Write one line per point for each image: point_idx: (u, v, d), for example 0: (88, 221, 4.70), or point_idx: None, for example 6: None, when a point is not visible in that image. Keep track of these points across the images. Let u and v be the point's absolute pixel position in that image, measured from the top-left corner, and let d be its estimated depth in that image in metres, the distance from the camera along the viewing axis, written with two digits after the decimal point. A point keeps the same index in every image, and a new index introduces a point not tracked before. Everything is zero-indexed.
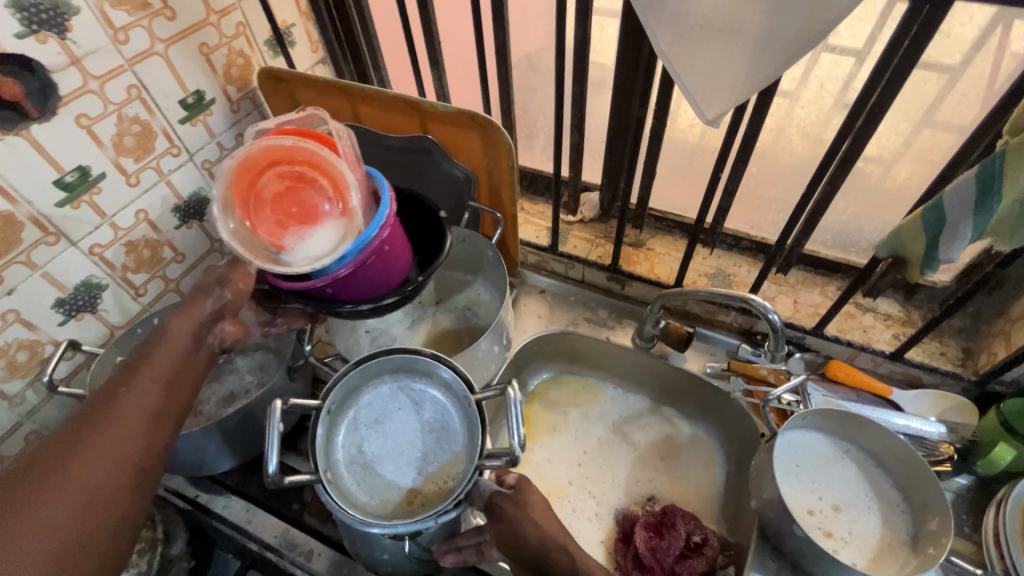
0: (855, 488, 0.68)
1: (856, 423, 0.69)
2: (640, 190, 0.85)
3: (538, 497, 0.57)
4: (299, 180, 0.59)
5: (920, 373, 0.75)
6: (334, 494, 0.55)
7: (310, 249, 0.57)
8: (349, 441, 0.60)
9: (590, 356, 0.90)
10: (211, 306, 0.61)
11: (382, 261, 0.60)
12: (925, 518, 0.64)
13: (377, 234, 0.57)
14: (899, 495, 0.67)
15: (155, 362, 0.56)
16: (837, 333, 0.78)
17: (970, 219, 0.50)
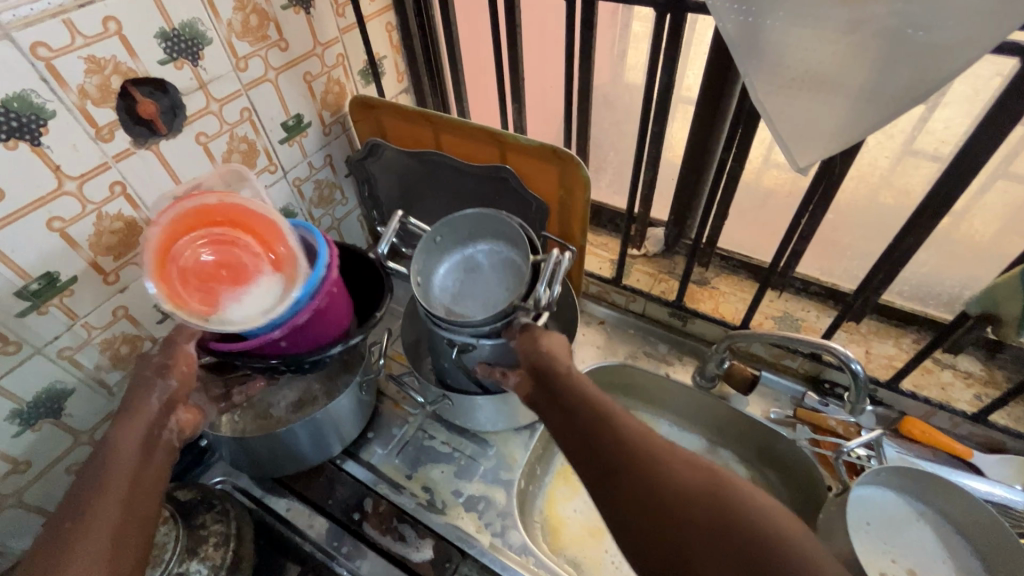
0: (931, 553, 0.65)
1: (932, 483, 0.66)
2: (710, 229, 0.85)
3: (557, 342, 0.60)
4: (221, 240, 0.61)
5: (1003, 438, 0.71)
6: (421, 293, 0.66)
7: (256, 306, 0.60)
8: (445, 277, 0.71)
9: (648, 391, 0.90)
10: (159, 398, 0.59)
11: (331, 302, 0.65)
12: None
13: (325, 272, 0.63)
14: (981, 565, 0.63)
15: (114, 471, 0.52)
16: (913, 389, 0.75)
17: None
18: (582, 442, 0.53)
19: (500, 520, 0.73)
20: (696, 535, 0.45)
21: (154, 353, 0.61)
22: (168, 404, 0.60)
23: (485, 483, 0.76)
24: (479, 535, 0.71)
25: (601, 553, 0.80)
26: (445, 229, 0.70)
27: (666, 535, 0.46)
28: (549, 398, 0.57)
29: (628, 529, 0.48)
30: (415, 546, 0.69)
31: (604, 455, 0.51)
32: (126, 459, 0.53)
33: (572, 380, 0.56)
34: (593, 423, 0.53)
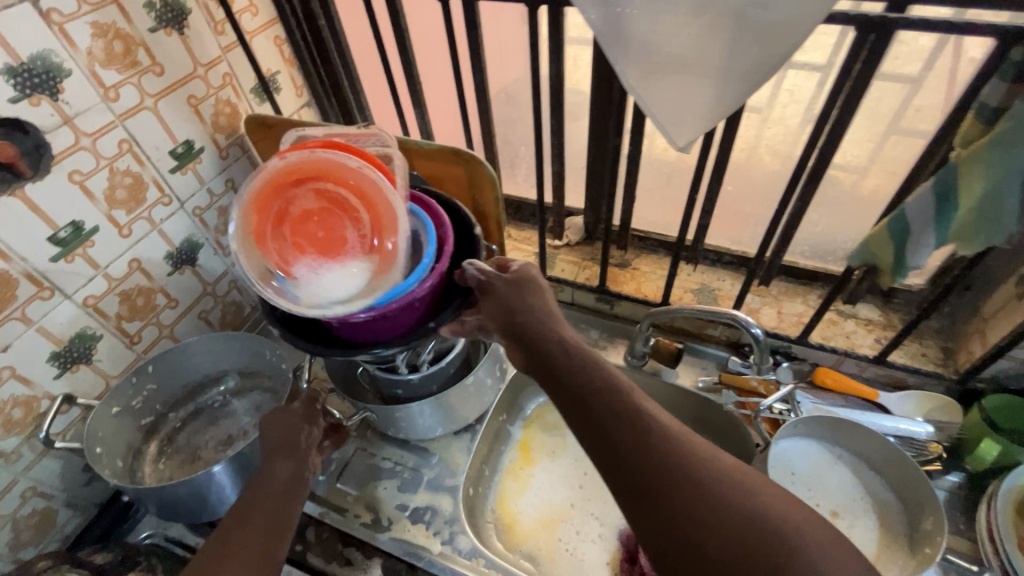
0: (850, 493, 0.70)
1: (842, 426, 0.71)
2: (623, 213, 0.88)
3: (533, 288, 0.53)
4: (338, 203, 0.52)
5: (904, 375, 0.77)
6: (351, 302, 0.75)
7: (321, 291, 0.50)
8: None
9: None
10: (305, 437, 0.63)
11: (405, 313, 0.53)
12: (919, 518, 0.65)
13: (415, 280, 0.51)
14: (895, 497, 0.69)
15: (276, 482, 0.58)
16: (821, 340, 0.80)
17: (932, 226, 0.54)
18: (571, 394, 0.47)
19: (448, 527, 0.72)
20: (704, 488, 0.40)
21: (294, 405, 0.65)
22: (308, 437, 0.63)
23: (430, 493, 0.75)
24: (430, 545, 0.70)
25: (555, 542, 0.81)
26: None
27: (664, 490, 0.40)
28: (533, 352, 0.50)
29: (620, 479, 0.43)
30: (364, 568, 0.69)
31: (603, 408, 0.45)
32: (281, 481, 0.59)
33: (559, 337, 0.50)
34: (588, 379, 0.47)
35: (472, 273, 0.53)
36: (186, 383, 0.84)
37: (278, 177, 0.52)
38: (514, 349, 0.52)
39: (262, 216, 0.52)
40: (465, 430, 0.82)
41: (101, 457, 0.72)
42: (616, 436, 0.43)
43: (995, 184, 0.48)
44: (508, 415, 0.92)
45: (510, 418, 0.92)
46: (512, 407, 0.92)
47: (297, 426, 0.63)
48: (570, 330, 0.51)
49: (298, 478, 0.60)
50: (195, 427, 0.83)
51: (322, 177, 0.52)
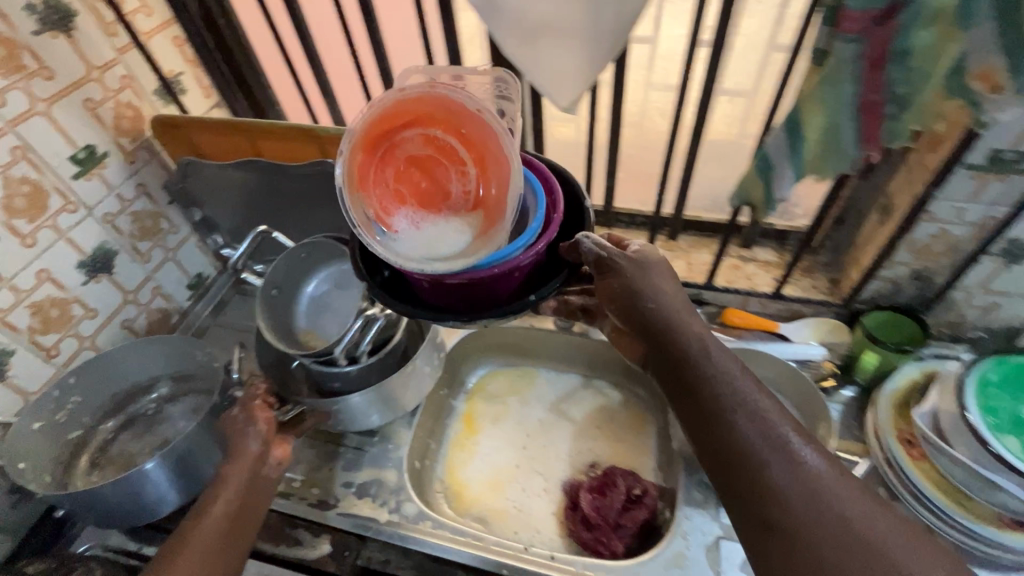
0: None
1: (747, 356, 0.78)
2: None
3: (658, 268, 0.57)
4: (443, 151, 0.52)
5: (800, 306, 0.85)
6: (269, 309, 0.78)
7: (419, 243, 0.52)
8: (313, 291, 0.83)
9: (522, 344, 0.98)
10: (255, 439, 0.66)
11: (502, 280, 0.54)
12: (818, 429, 0.73)
13: (522, 247, 0.52)
14: (798, 414, 0.76)
15: (231, 482, 0.62)
16: (726, 284, 0.88)
17: (788, 161, 0.60)
18: (676, 378, 0.54)
19: (393, 497, 0.74)
20: (777, 478, 0.46)
21: (235, 411, 0.68)
22: (264, 448, 0.66)
23: (375, 468, 0.77)
24: (376, 515, 0.72)
25: (503, 501, 0.85)
26: (311, 249, 0.80)
27: (748, 476, 0.47)
28: (648, 336, 0.56)
29: (709, 455, 0.51)
30: (312, 545, 0.70)
31: (704, 397, 0.51)
32: (236, 480, 0.62)
33: (667, 333, 0.55)
34: (712, 389, 0.51)
35: (591, 249, 0.55)
36: (114, 393, 0.82)
37: (388, 115, 0.52)
38: (630, 329, 0.58)
39: (364, 153, 0.52)
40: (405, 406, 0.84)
41: (26, 472, 0.71)
42: (727, 443, 0.49)
43: (831, 117, 0.55)
44: (450, 390, 0.95)
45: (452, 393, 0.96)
46: (453, 381, 0.96)
47: (252, 439, 0.66)
48: (701, 325, 0.55)
49: (256, 489, 0.63)
50: (128, 436, 0.82)
51: (444, 117, 0.52)
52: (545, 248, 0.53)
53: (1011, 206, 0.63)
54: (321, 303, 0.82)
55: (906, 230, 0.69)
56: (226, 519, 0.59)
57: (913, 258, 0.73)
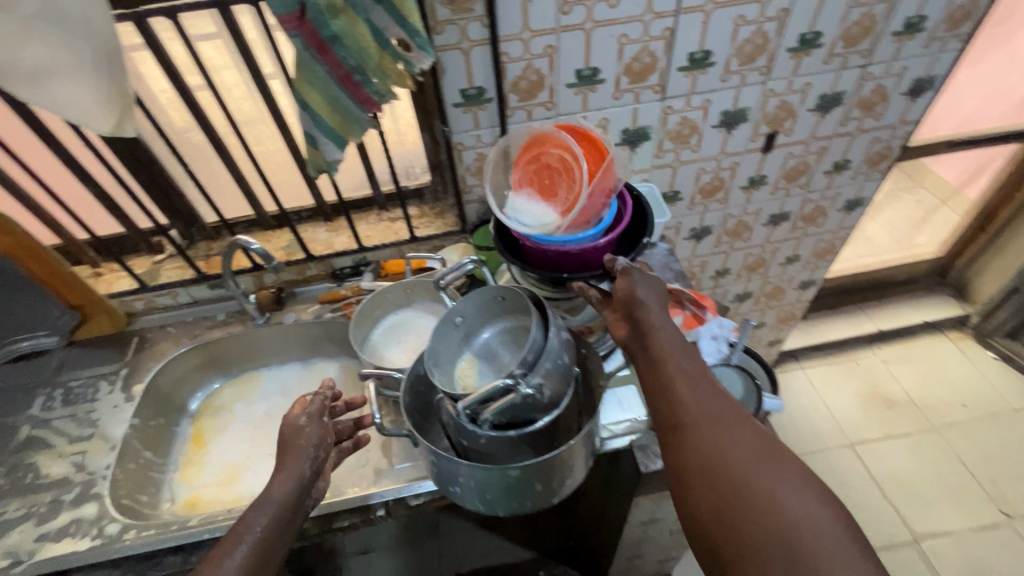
0: (426, 320, 0.96)
1: (403, 287, 0.96)
2: (191, 207, 1.01)
3: (647, 282, 0.67)
4: (556, 172, 0.79)
5: (439, 241, 1.06)
6: (469, 327, 0.74)
7: (513, 213, 0.78)
8: (491, 338, 0.74)
9: (232, 354, 1.05)
10: (310, 462, 0.66)
11: (557, 258, 0.76)
12: None
13: (559, 244, 0.74)
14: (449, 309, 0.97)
15: (277, 489, 0.62)
16: (381, 242, 1.06)
17: (319, 132, 0.77)
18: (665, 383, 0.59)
19: (95, 524, 0.77)
20: (764, 541, 0.46)
21: (303, 415, 0.69)
22: (316, 469, 0.67)
23: (73, 508, 0.79)
24: (79, 547, 0.75)
25: (237, 491, 0.91)
26: (507, 296, 0.72)
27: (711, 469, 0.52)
28: (637, 339, 0.64)
29: (685, 453, 0.54)
30: None
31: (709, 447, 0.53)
32: (279, 493, 0.62)
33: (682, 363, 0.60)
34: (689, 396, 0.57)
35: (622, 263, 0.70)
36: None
37: (551, 135, 0.79)
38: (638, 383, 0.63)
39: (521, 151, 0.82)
40: (105, 444, 0.87)
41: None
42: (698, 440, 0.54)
43: (326, 93, 0.74)
44: (168, 418, 0.98)
45: (173, 420, 0.99)
46: (170, 409, 0.99)
47: (305, 452, 0.66)
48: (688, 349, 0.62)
49: (297, 512, 0.63)
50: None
51: (566, 152, 0.78)
52: (589, 249, 0.75)
53: (498, 125, 0.89)
54: (490, 352, 0.73)
55: (457, 160, 0.93)
56: (275, 537, 0.60)
57: (479, 179, 0.97)
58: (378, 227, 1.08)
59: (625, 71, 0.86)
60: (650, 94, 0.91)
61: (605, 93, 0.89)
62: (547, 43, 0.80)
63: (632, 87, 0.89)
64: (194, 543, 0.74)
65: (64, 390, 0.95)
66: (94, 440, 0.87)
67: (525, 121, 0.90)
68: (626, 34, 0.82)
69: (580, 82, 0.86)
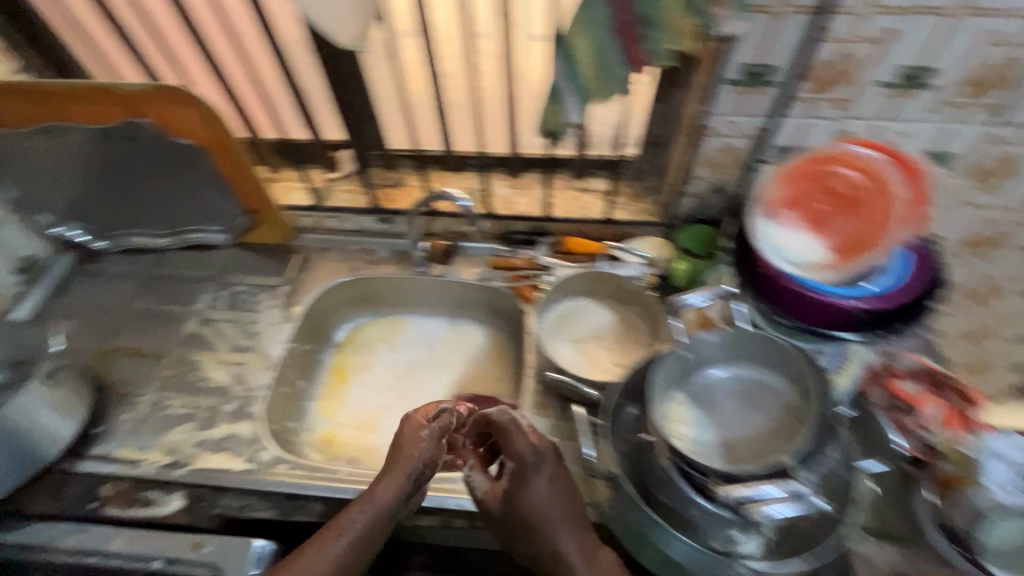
0: (607, 320, 0.85)
1: (592, 278, 0.85)
2: (379, 131, 0.93)
3: (515, 443, 0.60)
4: (851, 203, 0.59)
5: (631, 228, 0.92)
6: (693, 359, 0.62)
7: (786, 242, 0.59)
8: (713, 380, 0.63)
9: (384, 294, 1.00)
10: (420, 461, 0.62)
11: (826, 313, 0.59)
12: (651, 318, 0.84)
13: (835, 296, 0.58)
14: (635, 311, 0.85)
15: (382, 489, 0.59)
16: (566, 215, 0.93)
17: (571, 87, 0.64)
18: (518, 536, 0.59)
19: (249, 448, 0.76)
20: None
21: (403, 426, 0.64)
22: (427, 467, 0.62)
23: (230, 423, 0.78)
24: (233, 467, 0.74)
25: (373, 441, 0.89)
26: (760, 344, 0.60)
27: None
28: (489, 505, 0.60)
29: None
30: (162, 504, 0.71)
31: None
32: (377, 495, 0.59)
33: (549, 487, 0.59)
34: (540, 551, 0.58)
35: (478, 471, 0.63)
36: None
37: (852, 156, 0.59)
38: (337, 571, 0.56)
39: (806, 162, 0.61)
40: (263, 362, 0.85)
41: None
42: None
43: (596, 41, 0.60)
44: (316, 345, 0.96)
45: (319, 348, 0.97)
46: (318, 336, 0.96)
47: (413, 464, 0.61)
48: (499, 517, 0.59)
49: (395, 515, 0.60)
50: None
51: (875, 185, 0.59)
52: (874, 312, 0.58)
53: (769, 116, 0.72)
54: (708, 398, 0.62)
55: (696, 145, 0.77)
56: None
57: (709, 172, 0.81)
58: (566, 195, 0.95)
59: (970, 80, 0.65)
60: (981, 115, 0.69)
61: (923, 103, 0.68)
62: (885, 26, 0.61)
63: (964, 101, 0.68)
64: (342, 500, 0.71)
65: (229, 292, 0.94)
66: (253, 355, 0.86)
67: (802, 117, 0.72)
68: (999, 32, 0.60)
69: (898, 84, 0.66)
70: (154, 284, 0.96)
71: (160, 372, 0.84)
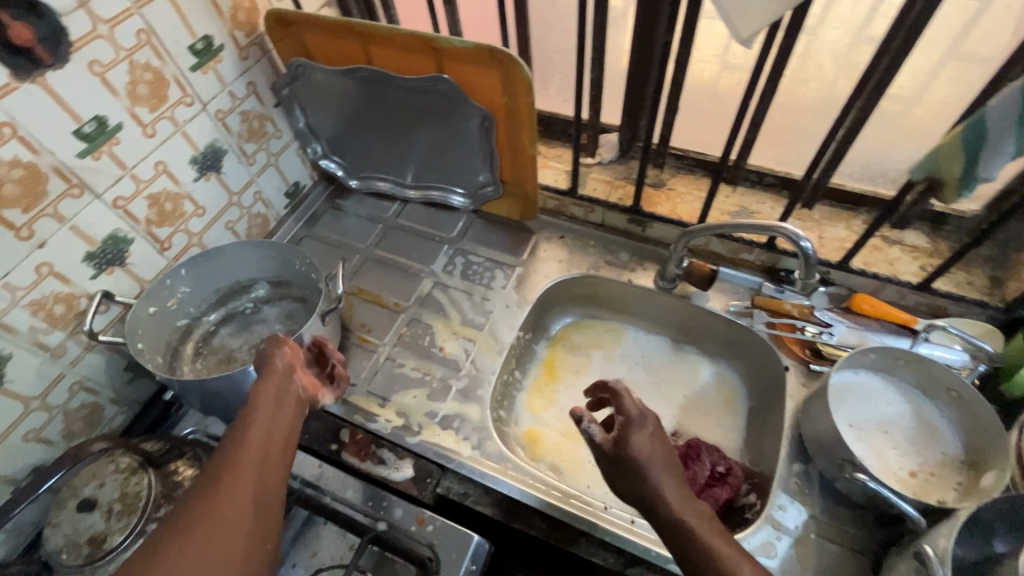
0: (897, 409, 0.69)
1: (897, 356, 0.69)
2: (662, 125, 0.84)
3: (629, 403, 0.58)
4: None
5: (947, 303, 0.74)
6: None
7: None
8: None
9: (612, 299, 0.92)
10: (280, 362, 0.60)
11: None
12: (959, 425, 0.67)
13: None
14: (936, 409, 0.69)
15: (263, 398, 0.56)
16: (862, 266, 0.77)
17: (1012, 134, 0.49)
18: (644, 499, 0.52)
19: (476, 433, 0.74)
20: None
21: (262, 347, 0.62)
22: (288, 370, 0.60)
23: (459, 402, 0.77)
24: (460, 449, 0.73)
25: (577, 452, 0.84)
26: None
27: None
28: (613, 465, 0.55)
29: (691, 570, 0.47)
30: (396, 467, 0.72)
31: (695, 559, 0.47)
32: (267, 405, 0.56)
33: (655, 442, 0.55)
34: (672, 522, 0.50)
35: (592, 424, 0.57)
36: (220, 288, 0.85)
37: None
38: (283, 407, 0.57)
39: None
40: (493, 344, 0.83)
41: (149, 355, 0.76)
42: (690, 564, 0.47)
43: None
44: (533, 334, 0.92)
45: (535, 337, 0.93)
46: (537, 326, 0.92)
47: (278, 382, 0.58)
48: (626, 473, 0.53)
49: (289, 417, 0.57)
50: (226, 330, 0.86)
51: None
52: None
53: None
54: None
55: None
56: (247, 493, 0.48)
57: None
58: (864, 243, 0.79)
59: None
60: None
61: None
62: None
63: None
64: (567, 524, 0.67)
65: (464, 260, 0.93)
66: (484, 334, 0.84)
67: None
68: None
69: None
70: (394, 234, 0.98)
71: (396, 327, 0.86)
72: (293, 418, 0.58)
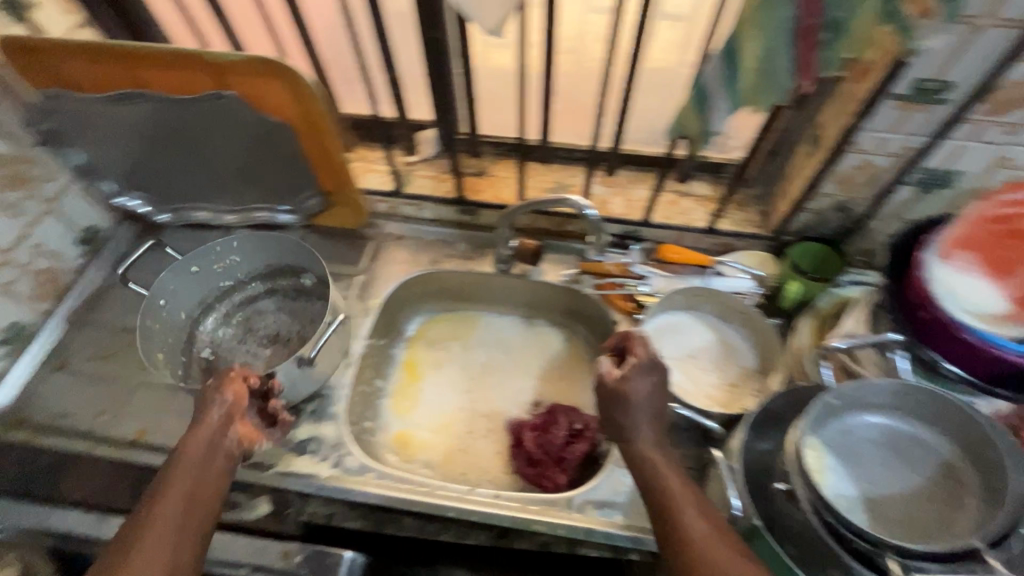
0: (705, 338, 0.80)
1: (696, 293, 0.80)
2: (469, 116, 0.87)
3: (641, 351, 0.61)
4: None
5: (732, 240, 0.86)
6: (841, 407, 0.57)
7: (952, 287, 0.56)
8: (855, 431, 0.58)
9: (459, 289, 0.95)
10: (218, 411, 0.60)
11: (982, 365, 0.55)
12: (753, 340, 0.79)
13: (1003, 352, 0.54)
14: (735, 331, 0.80)
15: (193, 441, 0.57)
16: (663, 220, 0.87)
17: (724, 92, 0.59)
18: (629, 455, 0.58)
19: (334, 451, 0.72)
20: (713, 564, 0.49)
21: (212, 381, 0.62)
22: (227, 419, 0.60)
23: (312, 424, 0.75)
24: (319, 472, 0.70)
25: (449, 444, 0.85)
26: (924, 399, 0.55)
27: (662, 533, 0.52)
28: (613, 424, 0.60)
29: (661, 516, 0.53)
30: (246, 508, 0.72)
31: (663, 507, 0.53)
32: (195, 453, 0.57)
33: (649, 401, 0.60)
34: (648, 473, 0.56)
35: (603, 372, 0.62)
36: (203, 295, 0.83)
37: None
38: (212, 452, 0.58)
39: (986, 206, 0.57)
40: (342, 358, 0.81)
41: (155, 337, 0.77)
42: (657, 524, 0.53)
43: (768, 43, 0.54)
44: (388, 338, 0.92)
45: (391, 341, 0.92)
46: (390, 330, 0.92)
47: (212, 430, 0.59)
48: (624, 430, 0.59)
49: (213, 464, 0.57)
50: (229, 324, 0.85)
51: None
52: None
53: (926, 137, 0.65)
54: (850, 448, 0.57)
55: (833, 161, 0.71)
56: (165, 538, 0.51)
57: (837, 189, 0.75)
58: (662, 199, 0.89)
59: None
60: None
61: None
62: None
63: None
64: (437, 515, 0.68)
65: None
66: None
67: (961, 140, 0.65)
68: None
69: None
70: None
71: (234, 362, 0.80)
72: (222, 476, 0.57)
